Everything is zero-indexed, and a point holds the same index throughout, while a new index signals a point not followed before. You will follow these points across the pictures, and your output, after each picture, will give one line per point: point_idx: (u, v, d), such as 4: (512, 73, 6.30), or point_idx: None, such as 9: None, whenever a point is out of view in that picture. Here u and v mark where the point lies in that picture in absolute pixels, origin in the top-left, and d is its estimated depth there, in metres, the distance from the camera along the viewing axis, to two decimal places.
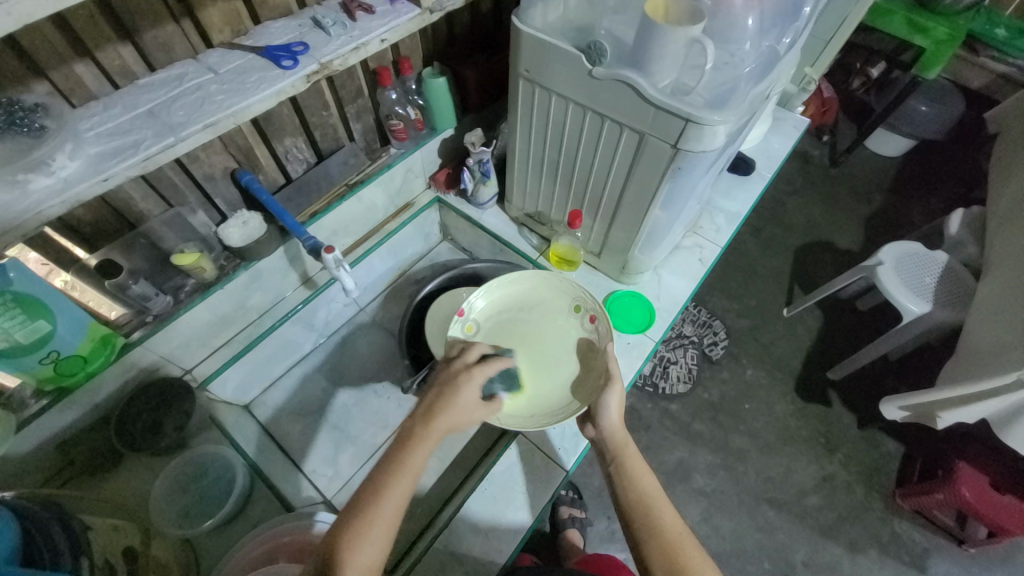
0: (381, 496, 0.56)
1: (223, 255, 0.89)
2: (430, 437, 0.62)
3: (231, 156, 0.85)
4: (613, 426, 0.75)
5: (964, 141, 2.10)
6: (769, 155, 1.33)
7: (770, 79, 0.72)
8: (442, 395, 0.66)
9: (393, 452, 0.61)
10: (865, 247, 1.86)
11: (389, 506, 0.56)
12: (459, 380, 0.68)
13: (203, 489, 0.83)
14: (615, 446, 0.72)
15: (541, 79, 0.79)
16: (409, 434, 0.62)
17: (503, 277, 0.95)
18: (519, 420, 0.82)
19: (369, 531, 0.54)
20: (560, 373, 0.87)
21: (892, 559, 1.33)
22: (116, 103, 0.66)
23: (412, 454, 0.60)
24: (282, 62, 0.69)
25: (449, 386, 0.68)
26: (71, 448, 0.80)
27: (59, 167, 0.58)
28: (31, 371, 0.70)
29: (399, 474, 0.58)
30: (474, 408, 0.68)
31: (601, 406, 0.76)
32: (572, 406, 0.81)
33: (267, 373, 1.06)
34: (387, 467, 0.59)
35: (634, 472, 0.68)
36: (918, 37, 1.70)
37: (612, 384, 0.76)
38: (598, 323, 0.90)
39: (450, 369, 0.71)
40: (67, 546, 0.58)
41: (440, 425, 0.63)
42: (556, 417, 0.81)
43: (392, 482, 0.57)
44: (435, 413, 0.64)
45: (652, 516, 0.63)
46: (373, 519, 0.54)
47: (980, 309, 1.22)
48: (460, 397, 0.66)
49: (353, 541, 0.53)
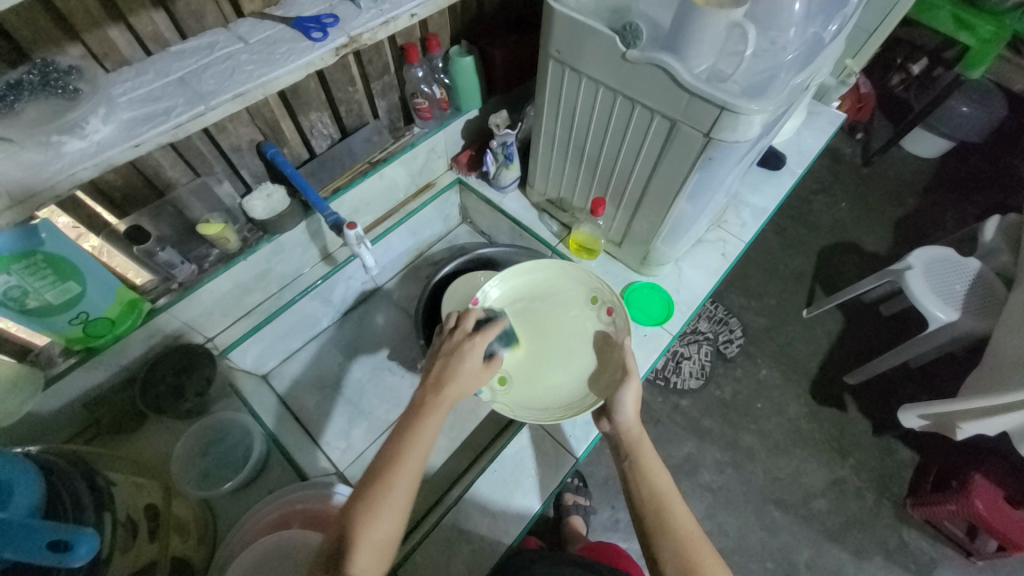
0: (395, 470, 0.57)
1: (246, 227, 0.90)
2: (442, 405, 0.64)
3: (258, 129, 0.85)
4: (628, 421, 0.74)
5: (1006, 145, 2.01)
6: (800, 150, 1.29)
7: (812, 69, 0.69)
8: (448, 365, 0.68)
9: (404, 425, 0.62)
10: (892, 251, 1.81)
11: (405, 476, 0.57)
12: (462, 349, 0.70)
13: (223, 452, 0.86)
14: (631, 441, 0.72)
15: (572, 61, 0.77)
16: (421, 405, 0.63)
17: (520, 265, 0.93)
18: (534, 414, 0.83)
19: (384, 501, 0.55)
20: (576, 366, 0.87)
21: (898, 567, 1.32)
22: (148, 69, 0.66)
23: (422, 422, 0.61)
24: (311, 35, 0.69)
25: (453, 355, 0.69)
26: (96, 408, 0.84)
27: (92, 130, 0.59)
28: (60, 330, 0.72)
29: (411, 442, 0.59)
30: (478, 373, 0.69)
31: (617, 401, 0.75)
32: (587, 400, 0.81)
33: (285, 346, 1.08)
34: (400, 441, 0.60)
35: (648, 468, 0.68)
36: (963, 35, 1.65)
37: (629, 380, 0.75)
38: (615, 316, 0.89)
39: (452, 339, 0.72)
40: (90, 500, 0.61)
41: (450, 394, 0.65)
42: (571, 411, 0.82)
43: (404, 453, 0.59)
44: (444, 383, 0.66)
45: (665, 513, 0.63)
46: (390, 487, 0.56)
47: (1010, 320, 1.18)
48: (465, 365, 0.68)
49: (369, 513, 0.54)
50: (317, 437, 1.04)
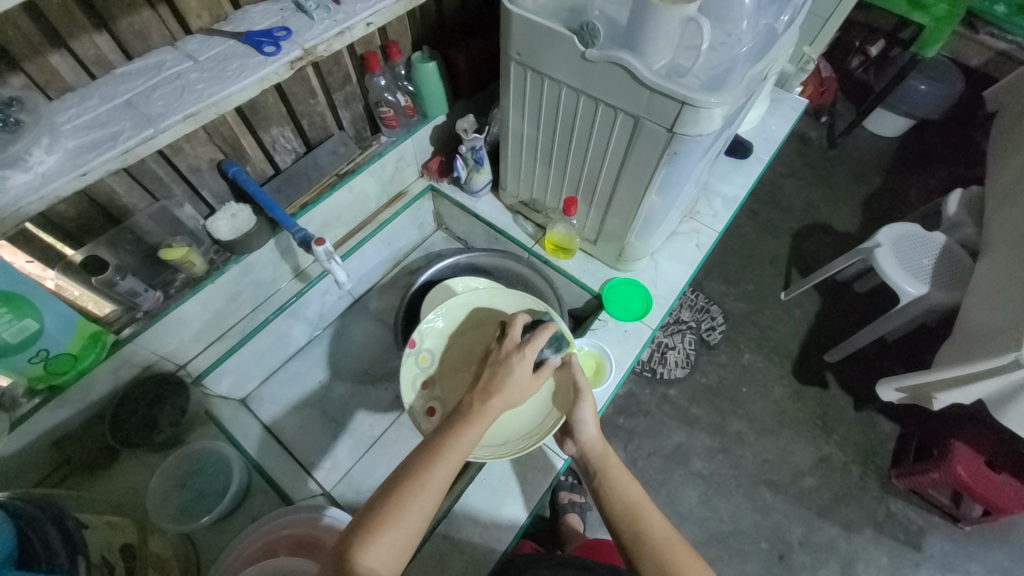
0: (429, 469, 0.55)
1: (213, 249, 0.88)
2: (488, 412, 0.60)
3: (217, 147, 0.82)
4: (593, 439, 0.74)
5: (961, 120, 2.09)
6: (766, 137, 1.31)
7: (768, 60, 0.70)
8: (497, 375, 0.64)
9: (448, 426, 0.60)
10: (862, 229, 1.86)
11: (438, 473, 0.55)
12: (510, 360, 0.65)
13: (200, 484, 0.83)
14: (598, 459, 0.72)
15: (534, 63, 0.77)
16: (468, 410, 0.61)
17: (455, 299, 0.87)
18: (494, 451, 0.77)
19: (413, 497, 0.53)
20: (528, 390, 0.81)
21: (887, 537, 1.35)
22: (93, 95, 0.63)
23: (467, 429, 0.59)
24: (263, 49, 0.67)
25: (500, 365, 0.65)
26: (66, 445, 0.80)
27: (37, 162, 0.56)
28: (21, 371, 0.68)
29: (448, 445, 0.57)
30: (529, 384, 0.65)
31: (576, 420, 0.74)
32: (547, 423, 0.77)
33: (263, 366, 1.05)
34: (436, 444, 0.58)
35: (617, 483, 0.68)
36: (917, 14, 1.68)
37: (582, 396, 0.74)
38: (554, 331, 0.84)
39: (500, 350, 0.68)
40: (63, 545, 0.58)
41: (496, 404, 0.61)
42: (533, 439, 0.77)
43: (441, 451, 0.57)
44: (493, 392, 0.62)
45: (642, 525, 0.63)
46: (421, 483, 0.54)
47: (977, 290, 1.22)
48: (512, 377, 0.63)
49: (396, 505, 0.52)
50: (302, 456, 1.01)
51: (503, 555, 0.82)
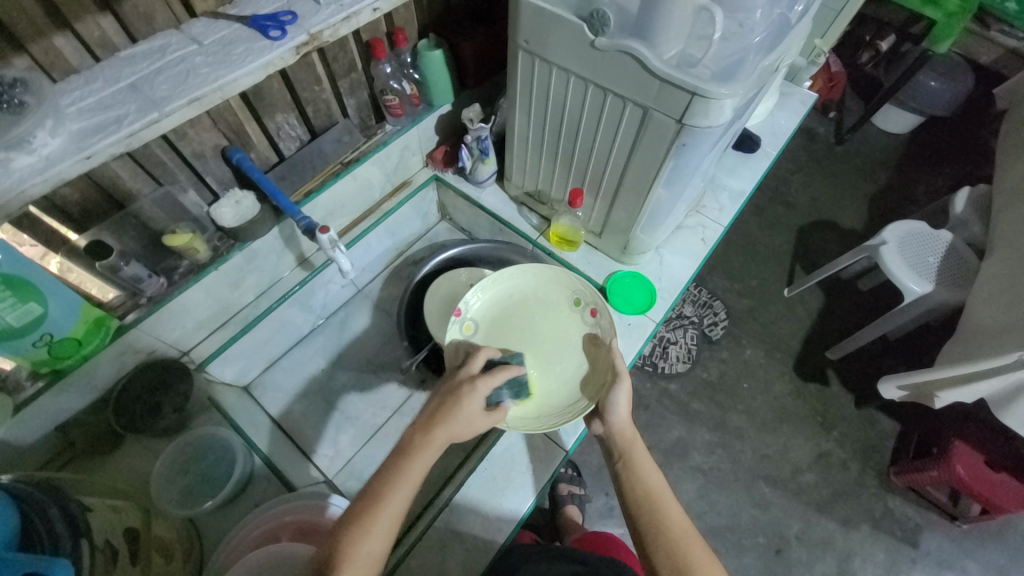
0: (375, 512, 0.54)
1: (216, 236, 0.87)
2: (428, 448, 0.59)
3: (221, 133, 0.82)
4: (622, 422, 0.74)
5: (970, 117, 2.07)
6: (775, 131, 1.30)
7: (781, 50, 0.69)
8: (442, 407, 0.63)
9: (391, 463, 0.59)
10: (867, 226, 1.84)
11: (385, 517, 0.54)
12: (461, 391, 0.64)
13: (204, 470, 0.83)
14: (625, 443, 0.72)
15: (542, 51, 0.76)
16: (409, 444, 0.60)
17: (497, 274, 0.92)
18: (527, 423, 0.81)
19: (364, 537, 0.53)
20: (567, 371, 0.86)
21: (885, 534, 1.36)
22: (97, 77, 0.62)
23: (408, 465, 0.58)
24: (269, 33, 0.67)
25: (450, 396, 0.64)
26: (70, 430, 0.80)
27: (41, 144, 0.56)
28: (26, 354, 0.68)
29: (393, 487, 0.56)
30: (476, 420, 0.63)
31: (609, 402, 0.75)
32: (579, 405, 0.80)
33: (266, 354, 1.06)
34: (382, 482, 0.57)
35: (639, 469, 0.68)
36: (928, 9, 1.69)
37: (620, 381, 0.75)
38: (600, 316, 0.89)
39: (455, 379, 0.67)
40: (66, 529, 0.58)
41: (438, 437, 0.60)
42: (565, 417, 0.80)
43: (387, 492, 0.56)
44: (435, 425, 0.61)
45: (659, 513, 0.63)
46: (370, 527, 0.53)
47: (982, 289, 1.21)
48: (459, 411, 0.62)
49: (347, 550, 0.52)
50: (305, 445, 1.02)
51: (503, 545, 0.82)
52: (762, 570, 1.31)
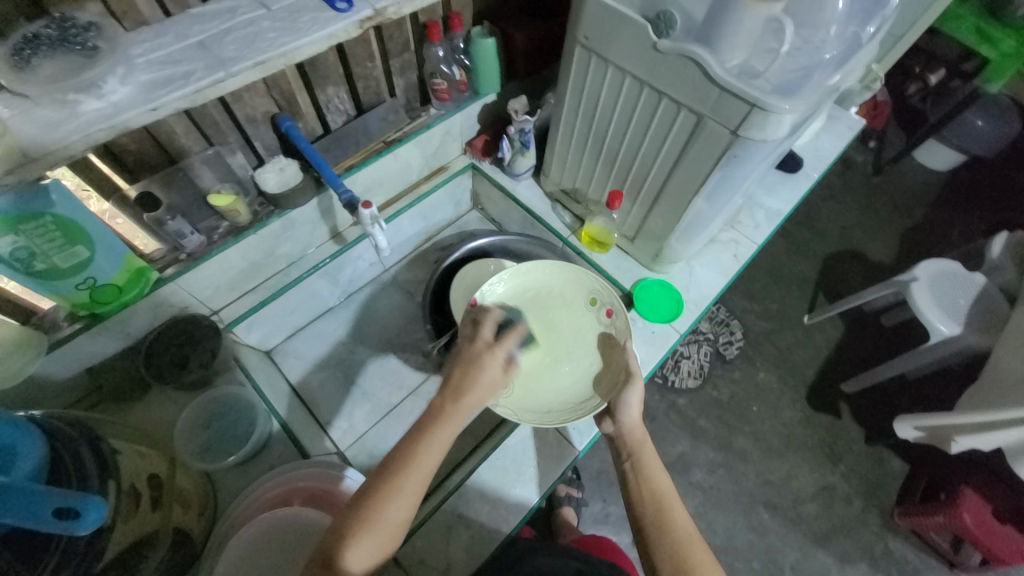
0: (404, 477, 0.55)
1: (257, 200, 0.89)
2: (458, 416, 0.60)
3: (273, 100, 0.83)
4: (633, 423, 0.74)
5: (1015, 161, 2.01)
6: (818, 155, 1.28)
7: (847, 71, 0.68)
8: (467, 373, 0.64)
9: (415, 431, 0.59)
10: (897, 261, 1.81)
11: (413, 481, 0.56)
12: (483, 358, 0.65)
13: (224, 427, 0.85)
14: (634, 442, 0.71)
15: (600, 49, 0.76)
16: (438, 410, 0.60)
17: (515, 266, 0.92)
18: (536, 417, 0.81)
19: (389, 501, 0.54)
20: (578, 369, 0.87)
21: (882, 574, 1.34)
22: (167, 31, 0.63)
23: (437, 431, 0.59)
24: (336, 5, 0.68)
25: (473, 362, 0.65)
26: (101, 373, 0.82)
27: (110, 91, 0.58)
28: (66, 295, 0.71)
29: (422, 453, 0.57)
30: (499, 385, 0.65)
31: (621, 403, 0.74)
32: (590, 403, 0.80)
33: (289, 323, 1.07)
34: (410, 449, 0.57)
35: (649, 468, 0.68)
36: (984, 47, 1.60)
37: (634, 382, 0.75)
38: (615, 317, 0.88)
39: (474, 345, 0.68)
40: (95, 468, 0.59)
41: (466, 405, 0.61)
42: (575, 414, 0.80)
43: (414, 459, 0.57)
44: (462, 391, 0.62)
45: (664, 515, 0.62)
46: (398, 490, 0.55)
47: (1011, 336, 1.18)
48: (484, 377, 0.63)
49: (377, 510, 0.53)
50: (318, 416, 1.03)
51: (508, 536, 0.82)
52: None
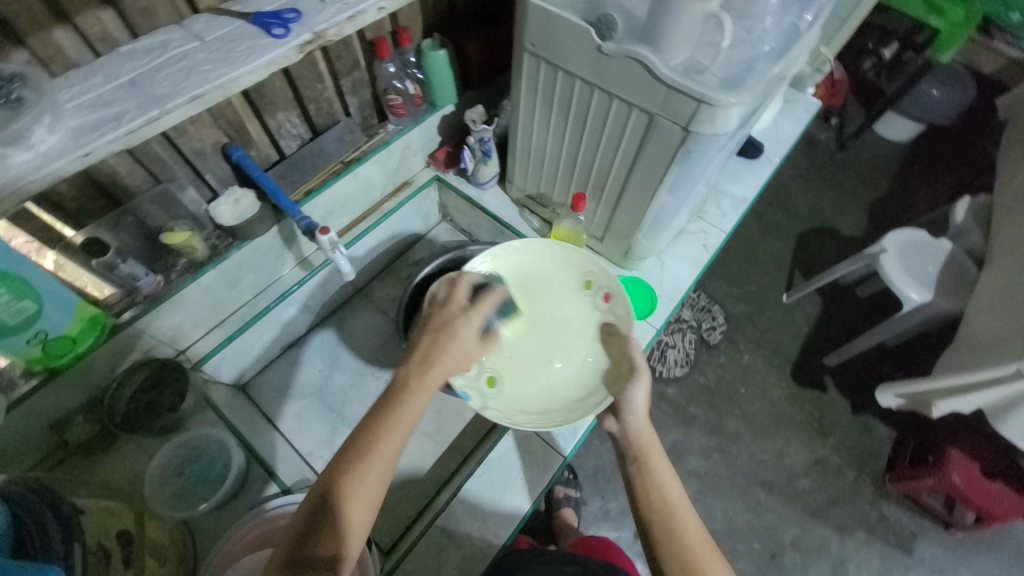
0: (380, 438, 0.56)
1: (214, 234, 0.86)
2: (428, 383, 0.62)
3: (221, 130, 0.81)
4: (639, 423, 0.71)
5: (971, 127, 2.07)
6: (778, 138, 1.30)
7: (789, 60, 0.68)
8: (436, 342, 0.66)
9: (385, 400, 0.60)
10: (867, 233, 1.84)
11: (390, 441, 0.56)
12: (450, 326, 0.68)
13: (197, 471, 0.83)
14: (643, 445, 0.68)
15: (548, 55, 0.75)
16: (406, 383, 0.61)
17: (504, 246, 0.93)
18: (531, 418, 0.82)
19: (364, 472, 0.53)
20: (579, 362, 0.87)
21: (879, 541, 1.36)
22: (96, 72, 0.61)
23: (409, 396, 0.60)
24: (272, 31, 0.66)
25: (440, 332, 0.68)
26: (64, 429, 0.79)
27: (38, 140, 0.55)
28: (20, 352, 0.67)
29: (395, 420, 0.57)
30: (468, 348, 0.69)
31: (626, 400, 0.73)
32: (596, 399, 0.80)
33: (262, 354, 1.04)
34: (382, 415, 0.58)
35: (655, 473, 0.65)
36: (933, 18, 1.73)
37: (638, 378, 0.74)
38: (613, 301, 0.89)
39: (442, 315, 0.71)
40: (59, 533, 0.57)
41: (436, 375, 0.63)
42: (575, 412, 0.81)
43: (388, 423, 0.57)
44: (433, 360, 0.64)
45: (674, 523, 0.61)
46: (374, 449, 0.54)
47: (980, 299, 1.21)
48: (452, 342, 0.67)
49: (358, 468, 0.53)
50: (301, 446, 1.01)
51: (502, 547, 0.81)
52: None
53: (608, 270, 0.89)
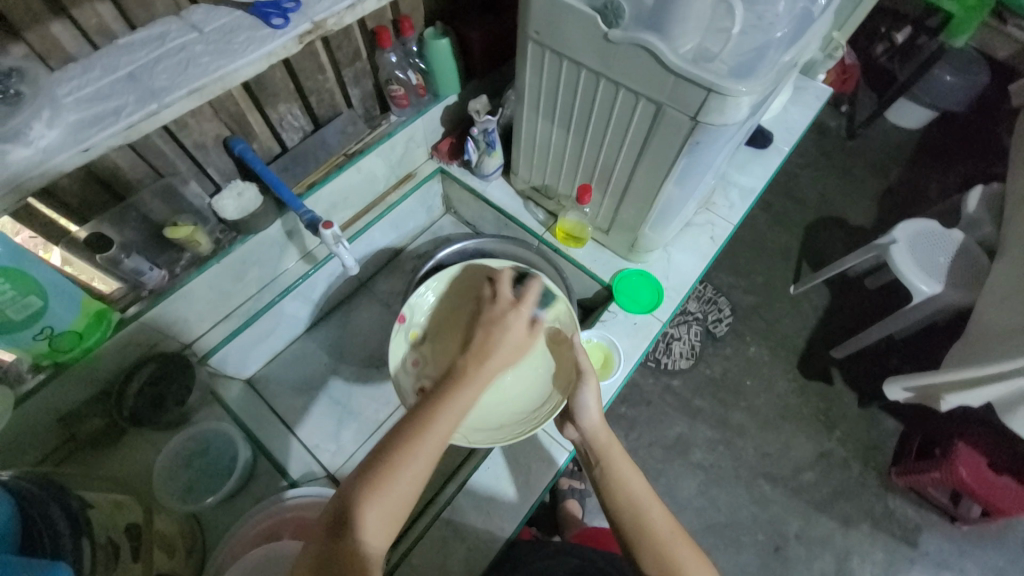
0: (433, 419, 0.57)
1: (218, 228, 0.86)
2: (483, 375, 0.63)
3: (223, 123, 0.80)
4: (595, 426, 0.74)
5: (986, 114, 2.02)
6: (788, 126, 1.27)
7: (801, 47, 0.67)
8: (490, 334, 0.68)
9: (443, 388, 0.62)
10: (877, 224, 1.81)
11: (441, 426, 0.57)
12: (505, 320, 0.70)
13: (206, 463, 0.84)
14: (600, 448, 0.71)
15: (552, 43, 0.74)
16: (463, 372, 0.63)
17: (450, 270, 0.89)
18: (489, 435, 0.77)
19: (417, 448, 0.54)
20: (527, 374, 0.83)
21: (884, 533, 1.36)
22: (95, 66, 0.61)
23: (463, 387, 0.61)
24: (271, 21, 0.64)
25: (496, 325, 0.70)
26: (72, 423, 0.80)
27: (38, 136, 0.54)
28: (26, 346, 0.67)
29: (446, 405, 0.59)
30: (520, 344, 0.69)
31: (578, 405, 0.74)
32: (547, 409, 0.78)
33: (266, 348, 1.05)
34: (438, 400, 0.59)
35: (619, 471, 0.67)
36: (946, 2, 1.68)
37: (585, 380, 0.75)
38: (560, 311, 0.86)
39: (494, 310, 0.73)
40: (67, 527, 0.57)
41: (490, 367, 0.64)
42: (531, 424, 0.78)
43: (442, 408, 0.58)
44: (487, 352, 0.66)
45: (644, 521, 0.62)
46: (425, 431, 0.56)
47: (991, 291, 1.19)
48: (507, 334, 0.68)
49: (408, 444, 0.54)
50: (306, 439, 1.01)
51: (507, 540, 0.82)
52: (761, 567, 1.32)
53: (553, 282, 0.87)
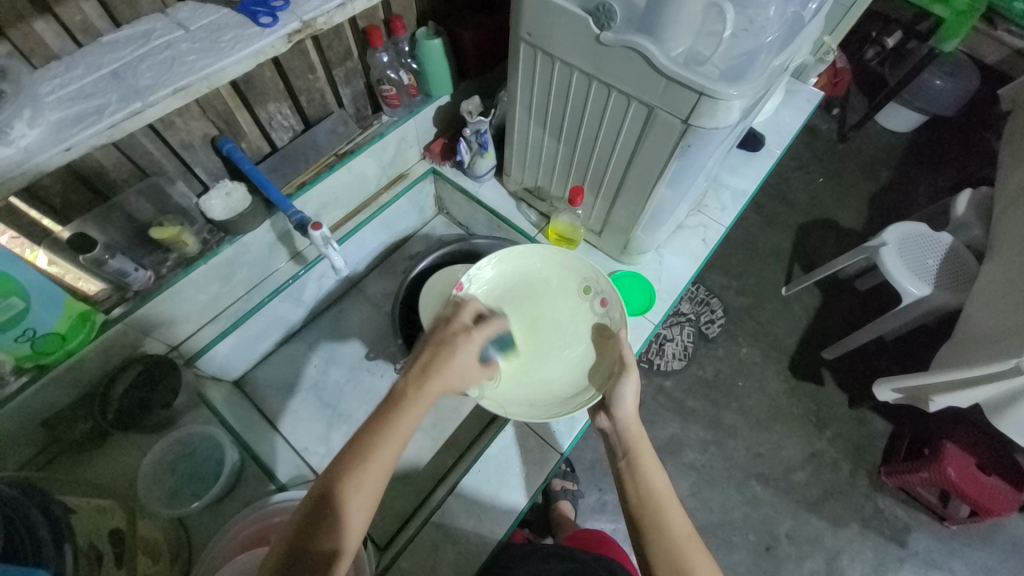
0: (375, 450, 0.54)
1: (206, 228, 0.85)
2: (423, 399, 0.59)
3: (211, 122, 0.79)
4: (628, 419, 0.73)
5: (973, 118, 2.05)
6: (780, 129, 1.28)
7: (792, 51, 0.67)
8: (439, 354, 0.64)
9: (381, 413, 0.57)
10: (868, 226, 1.83)
11: (382, 457, 0.54)
12: (456, 342, 0.66)
13: (192, 468, 0.82)
14: (629, 441, 0.71)
15: (544, 45, 0.74)
16: (402, 394, 0.59)
17: (507, 249, 0.91)
18: (526, 410, 0.79)
19: (355, 487, 0.51)
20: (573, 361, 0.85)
21: (874, 533, 1.37)
22: (78, 63, 0.59)
23: (403, 413, 0.57)
24: (259, 19, 0.64)
25: (445, 345, 0.65)
26: (57, 425, 0.78)
27: (19, 135, 0.53)
28: (8, 350, 0.66)
29: (388, 436, 0.55)
30: (469, 370, 0.66)
31: (616, 395, 0.74)
32: (586, 397, 0.79)
33: (256, 349, 1.04)
34: (378, 428, 0.56)
35: (645, 470, 0.66)
36: (938, 7, 1.68)
37: (628, 373, 0.74)
38: (609, 307, 0.86)
39: (448, 330, 0.68)
40: (49, 535, 0.56)
41: (432, 389, 0.60)
42: (565, 409, 0.79)
43: (382, 439, 0.55)
44: (430, 374, 0.61)
45: (662, 517, 0.61)
46: (365, 466, 0.52)
47: (979, 294, 1.20)
48: (456, 359, 0.64)
49: (346, 485, 0.51)
50: (296, 441, 1.00)
51: (497, 544, 0.80)
52: (752, 567, 1.32)
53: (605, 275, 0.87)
